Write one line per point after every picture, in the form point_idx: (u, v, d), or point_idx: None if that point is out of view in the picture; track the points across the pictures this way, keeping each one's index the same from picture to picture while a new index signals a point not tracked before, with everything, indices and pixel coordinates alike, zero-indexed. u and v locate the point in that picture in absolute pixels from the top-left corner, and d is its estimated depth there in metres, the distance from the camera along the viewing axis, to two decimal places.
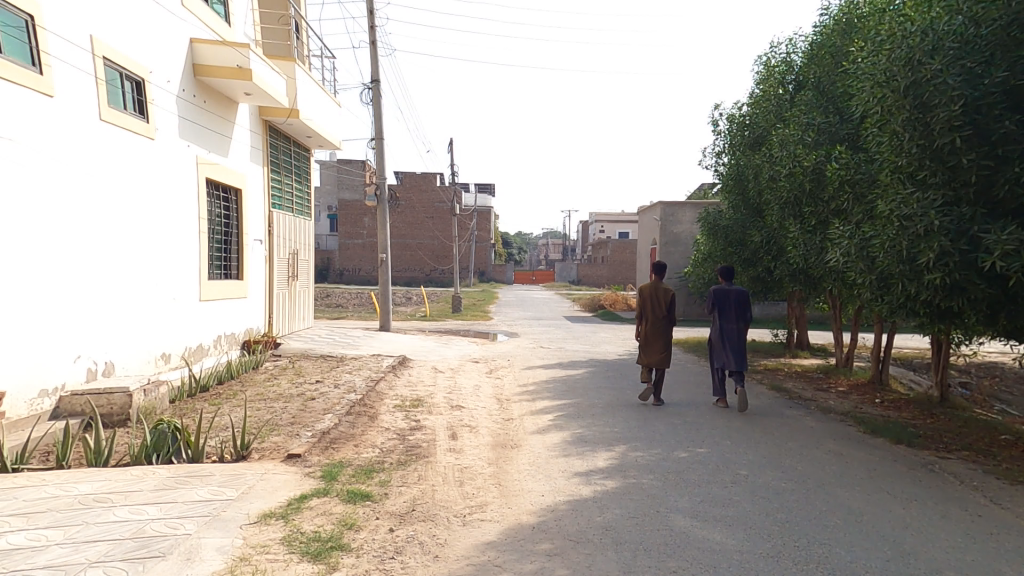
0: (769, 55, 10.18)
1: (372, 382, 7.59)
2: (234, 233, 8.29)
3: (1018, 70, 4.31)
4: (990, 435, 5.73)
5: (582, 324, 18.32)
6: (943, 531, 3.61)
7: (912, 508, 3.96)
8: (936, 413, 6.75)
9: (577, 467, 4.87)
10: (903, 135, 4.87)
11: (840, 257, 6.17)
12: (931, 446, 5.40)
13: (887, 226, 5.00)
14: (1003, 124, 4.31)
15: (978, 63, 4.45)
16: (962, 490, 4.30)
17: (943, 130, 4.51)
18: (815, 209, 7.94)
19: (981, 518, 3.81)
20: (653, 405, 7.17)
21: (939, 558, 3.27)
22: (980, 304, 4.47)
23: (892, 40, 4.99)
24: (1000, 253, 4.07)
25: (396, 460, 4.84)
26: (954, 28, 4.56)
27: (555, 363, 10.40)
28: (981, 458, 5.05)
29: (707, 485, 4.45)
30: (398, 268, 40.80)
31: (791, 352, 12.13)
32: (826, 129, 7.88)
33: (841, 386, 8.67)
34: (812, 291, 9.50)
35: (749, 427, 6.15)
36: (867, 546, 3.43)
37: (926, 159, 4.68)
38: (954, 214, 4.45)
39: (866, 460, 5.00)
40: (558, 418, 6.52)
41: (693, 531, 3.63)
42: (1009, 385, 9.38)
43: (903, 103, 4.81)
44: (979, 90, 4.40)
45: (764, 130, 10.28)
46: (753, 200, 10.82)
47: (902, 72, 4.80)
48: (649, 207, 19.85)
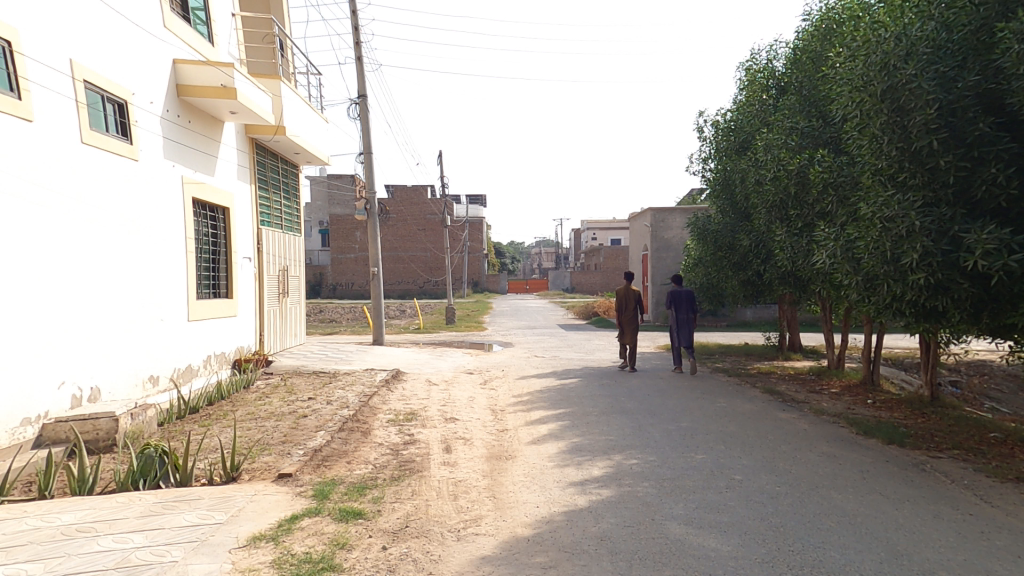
0: (751, 61, 10.33)
1: (366, 396, 7.56)
2: (222, 251, 8.26)
3: (988, 73, 4.41)
4: (980, 433, 5.78)
5: (576, 332, 18.42)
6: (934, 531, 3.62)
7: (904, 509, 3.99)
8: (926, 413, 6.80)
9: (572, 477, 4.85)
10: (882, 138, 4.95)
11: (828, 260, 6.25)
12: (922, 445, 5.44)
13: (870, 228, 5.08)
14: (977, 126, 4.36)
15: (951, 67, 4.53)
16: (953, 489, 4.33)
17: (921, 133, 4.58)
18: (801, 212, 8.06)
19: (972, 517, 3.82)
20: (647, 411, 7.19)
21: (931, 559, 3.28)
22: (965, 304, 4.52)
23: (867, 47, 5.08)
24: (981, 252, 4.13)
25: (389, 476, 4.80)
26: (926, 33, 4.66)
27: (550, 372, 10.41)
28: (972, 456, 5.09)
29: (702, 492, 4.45)
30: (391, 281, 40.76)
31: (784, 355, 12.21)
32: (810, 133, 7.98)
33: (833, 387, 8.72)
34: (802, 293, 9.58)
35: (742, 432, 6.17)
36: (859, 548, 3.43)
37: (905, 161, 4.77)
38: (934, 214, 4.52)
39: (859, 462, 5.03)
40: (554, 427, 6.50)
41: (688, 539, 3.62)
42: (999, 383, 9.47)
43: (880, 107, 4.90)
44: (953, 93, 4.46)
45: (749, 134, 10.42)
46: (741, 204, 10.91)
47: (878, 77, 4.88)
48: (639, 214, 19.99)
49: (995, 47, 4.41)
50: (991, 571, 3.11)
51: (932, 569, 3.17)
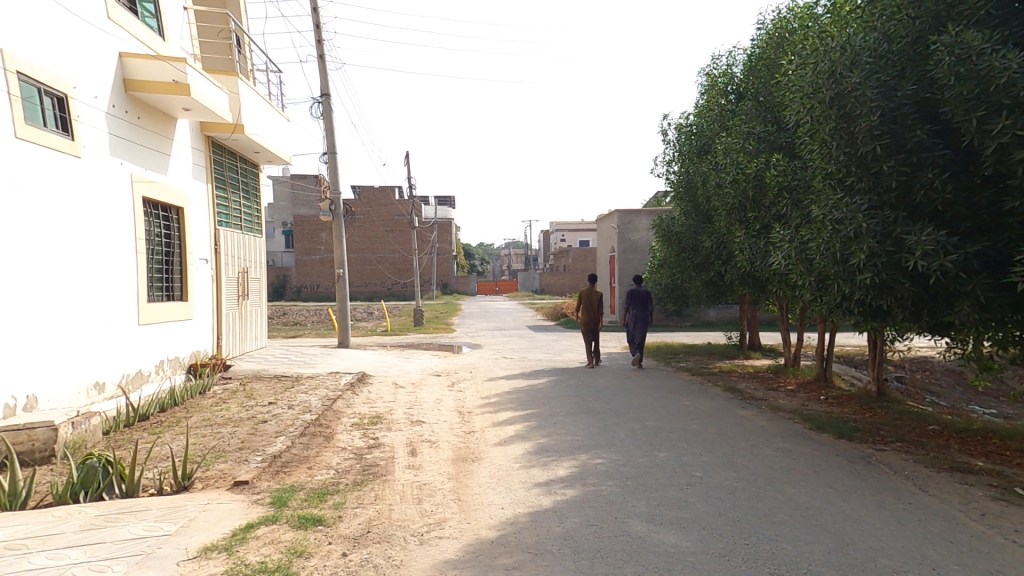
0: (711, 66, 10.60)
1: (329, 400, 7.43)
2: (176, 252, 7.99)
3: (924, 83, 4.65)
4: (921, 426, 6.08)
5: (544, 333, 18.52)
6: (877, 520, 3.79)
7: (850, 500, 4.16)
8: (874, 407, 7.11)
9: (538, 477, 4.88)
10: (831, 143, 5.16)
11: (783, 260, 6.47)
12: (868, 439, 5.68)
13: (822, 229, 5.29)
14: (916, 133, 4.58)
15: (892, 76, 4.76)
16: (895, 479, 4.54)
17: (865, 139, 4.79)
18: (759, 214, 8.31)
19: (911, 505, 4.02)
20: (613, 410, 7.29)
21: (873, 547, 3.43)
22: (907, 302, 4.75)
23: (816, 55, 5.29)
24: (920, 253, 4.35)
25: (352, 480, 4.73)
26: (869, 44, 4.88)
27: (518, 373, 10.43)
28: (913, 448, 5.34)
29: (664, 488, 4.54)
30: (358, 283, 40.16)
31: (744, 354, 12.56)
32: (765, 137, 8.22)
33: (789, 385, 9.01)
34: (761, 293, 9.87)
35: (703, 429, 6.32)
36: (808, 539, 3.56)
37: (853, 165, 4.98)
38: (879, 216, 4.73)
39: (811, 456, 5.22)
40: (521, 428, 6.52)
41: (649, 535, 3.69)
42: (939, 379, 10.00)
43: (829, 113, 5.09)
44: (894, 101, 4.68)
45: (709, 138, 10.69)
46: (703, 206, 11.17)
47: (826, 84, 5.07)
48: (606, 215, 20.26)
49: (929, 58, 4.66)
50: (927, 557, 3.28)
51: (874, 556, 3.31)
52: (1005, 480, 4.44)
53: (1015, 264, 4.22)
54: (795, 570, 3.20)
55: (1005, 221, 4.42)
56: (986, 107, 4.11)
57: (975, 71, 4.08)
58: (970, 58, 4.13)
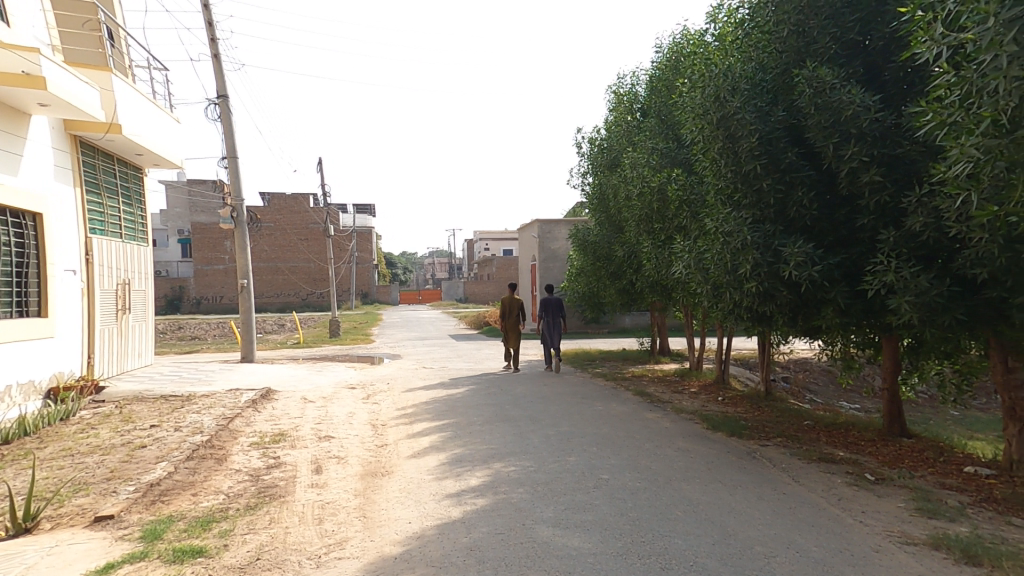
0: (618, 84, 11.11)
1: (225, 420, 6.91)
2: (32, 263, 7.11)
3: (791, 110, 5.16)
4: (798, 421, 6.64)
5: (465, 342, 18.41)
6: (757, 511, 4.06)
7: (737, 493, 4.43)
8: (762, 406, 7.69)
9: (449, 488, 4.78)
10: (719, 162, 5.51)
11: (684, 270, 6.83)
12: (755, 435, 6.10)
13: (714, 241, 5.63)
14: (788, 155, 5.02)
15: (766, 102, 5.21)
16: (773, 472, 4.91)
17: (747, 158, 5.15)
18: (663, 225, 8.75)
19: (786, 495, 4.35)
20: (528, 418, 7.33)
21: (754, 536, 3.66)
22: (785, 308, 5.15)
23: (703, 80, 5.66)
24: (794, 263, 4.74)
25: (244, 505, 4.39)
26: (746, 73, 5.36)
27: (436, 383, 10.26)
28: (791, 442, 5.80)
29: (572, 493, 4.60)
30: (269, 293, 38.03)
31: (654, 359, 13.16)
32: (667, 153, 8.56)
33: (692, 387, 9.56)
34: (668, 300, 10.38)
35: (613, 433, 6.50)
36: (698, 533, 3.74)
37: (738, 183, 5.33)
38: (761, 229, 5.10)
39: (707, 454, 5.52)
40: (436, 439, 6.39)
41: (554, 540, 3.71)
42: (816, 379, 11.04)
43: (716, 133, 5.42)
44: (769, 124, 5.09)
45: (618, 152, 11.16)
46: (614, 217, 11.61)
47: (712, 107, 5.40)
48: (527, 225, 20.57)
49: (793, 89, 5.19)
50: (795, 542, 3.55)
51: (753, 545, 3.54)
52: (861, 467, 4.95)
53: (867, 273, 4.71)
54: (685, 563, 3.33)
55: (857, 237, 4.93)
56: (839, 135, 4.62)
57: (829, 103, 4.62)
58: (825, 91, 4.67)
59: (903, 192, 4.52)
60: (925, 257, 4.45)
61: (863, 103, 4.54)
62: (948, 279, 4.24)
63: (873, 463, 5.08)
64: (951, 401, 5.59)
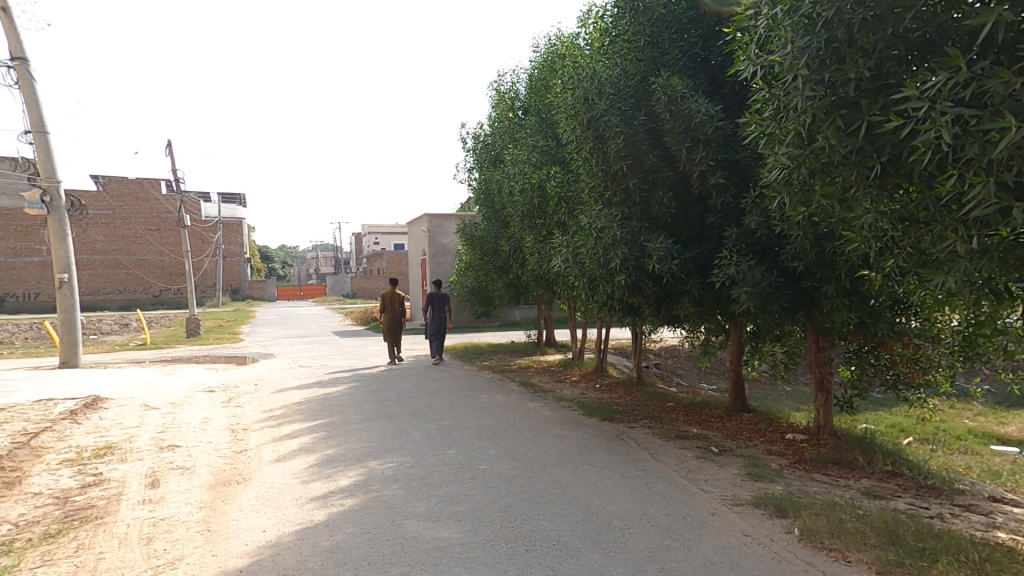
0: (499, 82, 11.26)
1: (30, 436, 5.95)
2: None
3: (651, 114, 5.56)
4: (662, 403, 7.20)
5: (349, 338, 17.69)
6: (619, 488, 4.32)
7: (604, 473, 4.69)
8: (633, 391, 8.25)
9: (315, 491, 4.52)
10: (591, 162, 5.78)
11: (563, 264, 7.07)
12: (624, 419, 6.50)
13: (589, 237, 5.89)
14: (649, 156, 5.40)
15: (629, 107, 5.57)
16: (635, 452, 5.28)
17: (615, 158, 5.46)
18: (545, 221, 9.00)
19: (645, 472, 4.70)
20: (408, 413, 7.18)
21: (614, 511, 3.89)
22: (650, 299, 5.54)
23: (573, 82, 5.93)
24: (657, 257, 5.10)
25: (43, 533, 3.79)
26: (612, 77, 5.69)
27: (312, 382, 9.70)
28: (655, 423, 6.27)
29: (448, 485, 4.57)
30: (110, 290, 33.50)
31: (542, 350, 13.57)
32: (546, 151, 8.83)
33: (574, 376, 10.01)
34: (552, 293, 10.71)
35: (495, 424, 6.58)
36: (563, 513, 3.89)
37: (608, 181, 5.63)
38: (629, 226, 5.44)
39: (581, 439, 5.79)
40: (306, 441, 6.02)
41: (422, 534, 3.65)
42: (681, 365, 12.06)
43: (587, 134, 5.68)
44: (632, 128, 5.44)
45: (501, 149, 11.28)
46: (500, 213, 11.73)
47: (583, 108, 5.68)
48: (416, 219, 20.20)
49: (650, 96, 5.60)
50: (649, 514, 3.83)
51: (612, 520, 3.75)
52: (707, 441, 5.51)
53: (715, 267, 5.20)
54: (549, 543, 3.45)
55: (709, 232, 5.43)
56: (690, 140, 5.08)
57: (681, 110, 5.05)
58: (676, 99, 5.11)
59: (742, 193, 5.09)
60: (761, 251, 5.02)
61: (709, 112, 5.02)
62: (776, 270, 4.86)
63: (718, 437, 5.66)
64: (782, 378, 6.45)
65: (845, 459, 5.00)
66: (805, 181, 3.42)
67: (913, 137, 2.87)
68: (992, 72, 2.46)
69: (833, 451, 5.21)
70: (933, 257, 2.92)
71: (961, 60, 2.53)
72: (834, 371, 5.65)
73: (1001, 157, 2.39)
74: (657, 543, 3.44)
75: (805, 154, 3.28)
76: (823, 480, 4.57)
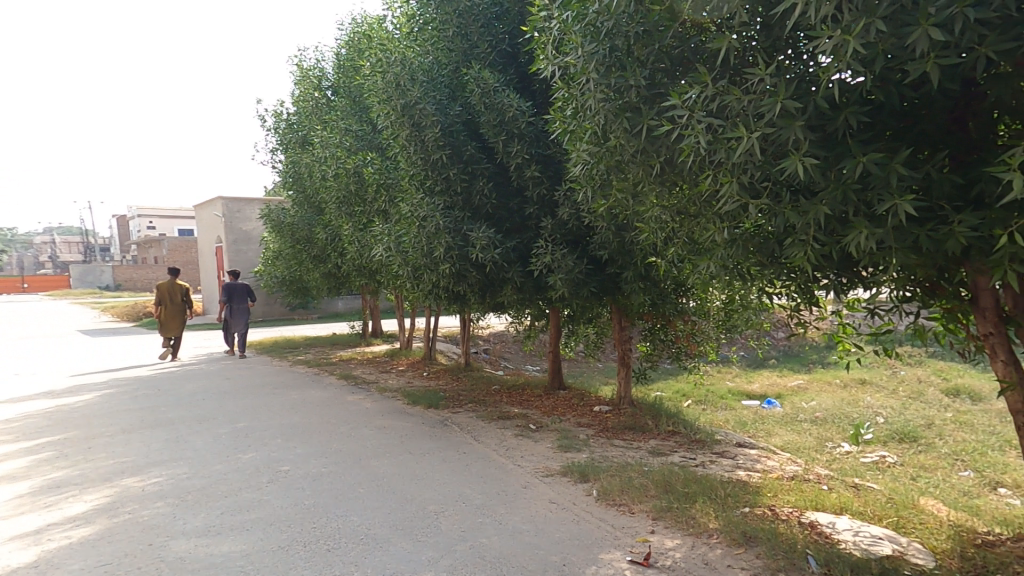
0: (303, 58, 10.57)
1: None
2: None
3: (466, 106, 5.68)
4: (488, 386, 7.48)
5: (125, 338, 15.10)
6: (439, 474, 4.39)
7: (424, 460, 4.72)
8: (461, 376, 8.42)
9: (46, 522, 3.73)
10: (408, 149, 5.69)
11: (384, 253, 6.83)
12: (449, 405, 6.60)
13: (410, 226, 5.79)
14: (467, 147, 5.54)
15: (443, 97, 5.61)
16: (457, 435, 5.41)
17: (434, 147, 5.47)
18: (363, 209, 8.65)
19: (466, 454, 4.85)
20: (196, 418, 6.36)
21: (430, 497, 3.94)
22: (475, 286, 5.68)
23: (382, 66, 5.75)
24: (480, 245, 5.23)
25: None
26: (423, 65, 5.68)
27: (64, 390, 8.04)
28: (479, 407, 6.46)
29: (234, 494, 4.13)
30: None
31: (365, 341, 13.16)
32: (362, 136, 8.50)
33: (401, 365, 9.88)
34: (376, 283, 10.36)
35: (305, 421, 6.18)
36: (374, 506, 3.81)
37: (428, 170, 5.61)
38: (451, 215, 5.50)
39: (401, 428, 5.74)
40: (32, 463, 4.93)
41: (193, 552, 3.24)
42: (509, 349, 12.69)
43: (402, 121, 5.55)
44: (448, 118, 5.51)
45: (307, 130, 10.53)
46: (312, 198, 10.95)
47: (395, 93, 5.55)
48: (207, 203, 18.03)
49: (464, 87, 5.73)
50: (467, 495, 3.97)
51: (427, 506, 3.79)
52: (527, 419, 5.87)
53: (534, 255, 5.49)
54: (356, 538, 3.35)
55: (527, 224, 5.71)
56: (505, 133, 5.32)
57: (495, 104, 5.29)
58: (490, 92, 5.32)
59: (554, 187, 5.43)
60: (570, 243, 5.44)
61: (519, 107, 5.28)
62: (586, 258, 5.37)
63: (537, 414, 6.06)
64: (593, 355, 7.15)
65: (638, 424, 5.71)
66: (604, 176, 3.90)
67: (675, 142, 3.36)
68: (726, 89, 2.98)
69: (631, 418, 5.94)
70: (699, 245, 3.59)
71: (706, 77, 3.03)
72: (634, 347, 6.38)
73: (738, 162, 2.93)
74: (470, 522, 3.57)
75: (601, 151, 3.70)
76: (620, 444, 5.21)
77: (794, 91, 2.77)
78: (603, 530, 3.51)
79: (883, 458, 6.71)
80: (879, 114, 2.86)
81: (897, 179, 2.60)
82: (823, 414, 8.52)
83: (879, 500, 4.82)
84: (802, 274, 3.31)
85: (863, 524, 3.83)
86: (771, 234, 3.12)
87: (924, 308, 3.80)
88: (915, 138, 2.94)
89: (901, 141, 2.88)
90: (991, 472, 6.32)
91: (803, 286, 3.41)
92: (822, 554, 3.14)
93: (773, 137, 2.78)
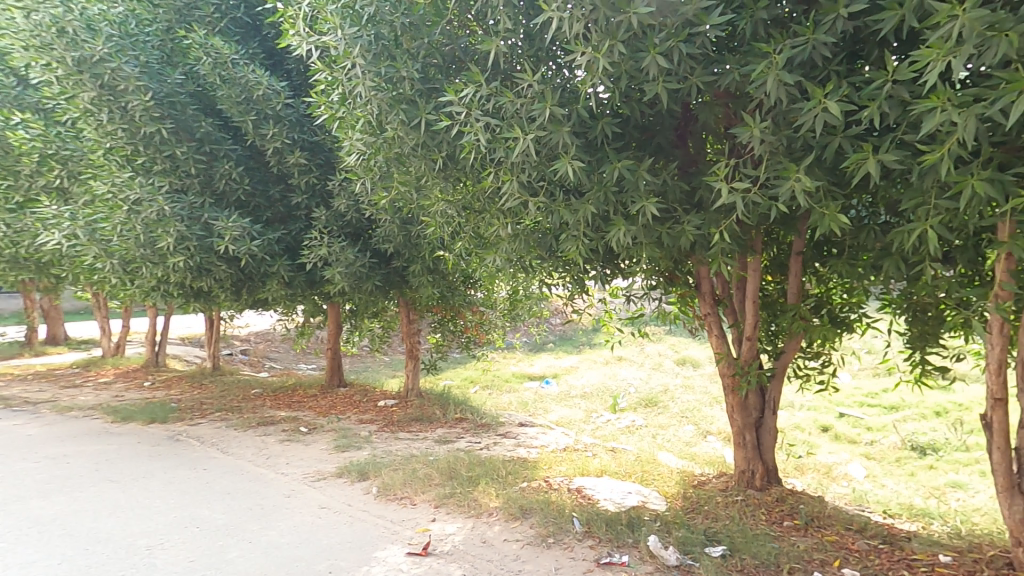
0: None
1: None
2: None
3: (188, 75, 5.46)
4: (248, 392, 7.54)
5: None
6: (156, 504, 3.88)
7: (147, 489, 4.13)
8: (205, 383, 8.43)
9: None
10: (98, 116, 5.21)
11: (61, 237, 6.07)
12: (186, 416, 6.31)
13: (113, 210, 5.38)
14: (201, 124, 5.38)
15: (154, 61, 5.27)
16: (200, 452, 5.06)
17: (145, 118, 5.13)
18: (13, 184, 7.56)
19: (207, 471, 4.57)
20: None
21: (144, 532, 3.46)
22: (225, 282, 5.61)
23: (35, 4, 5.07)
24: (230, 237, 5.15)
25: None
26: (113, 17, 5.16)
27: None
28: (230, 415, 6.32)
29: None
30: None
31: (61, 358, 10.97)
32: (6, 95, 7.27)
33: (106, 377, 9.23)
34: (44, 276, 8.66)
35: None
36: (69, 556, 3.15)
37: (137, 143, 5.27)
38: (183, 202, 5.27)
39: (105, 448, 5.15)
40: None
41: None
42: (274, 348, 13.08)
43: (81, 77, 5.01)
44: (164, 86, 5.22)
45: None
46: None
47: (59, 42, 4.94)
48: None
49: (183, 54, 5.48)
50: (195, 522, 3.60)
51: (144, 543, 3.30)
52: (300, 422, 5.91)
53: (304, 247, 5.71)
54: None
55: (295, 213, 5.85)
56: (254, 112, 5.38)
57: (235, 78, 5.25)
58: (225, 63, 5.24)
59: (324, 175, 5.77)
60: (341, 245, 5.45)
61: (273, 86, 5.40)
62: (366, 251, 5.58)
63: (311, 416, 6.18)
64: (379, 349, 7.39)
65: (426, 415, 6.07)
66: (383, 167, 4.02)
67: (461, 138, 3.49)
68: (501, 91, 3.15)
69: (421, 408, 6.32)
70: (487, 237, 3.84)
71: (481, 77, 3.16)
72: (422, 338, 6.75)
73: (517, 161, 3.17)
74: (199, 550, 3.23)
75: (382, 142, 3.69)
76: (405, 435, 5.55)
77: (558, 99, 3.06)
78: (381, 526, 3.56)
79: (633, 421, 8.05)
80: (625, 126, 3.41)
81: (644, 183, 3.05)
82: (589, 389, 9.72)
83: (627, 459, 5.73)
84: (575, 266, 3.75)
85: (616, 482, 4.55)
86: (542, 232, 3.54)
87: (663, 294, 4.61)
88: (650, 149, 3.56)
89: (642, 151, 3.45)
90: (700, 423, 8.07)
91: (576, 278, 3.86)
92: (583, 514, 3.65)
93: (546, 140, 3.05)
